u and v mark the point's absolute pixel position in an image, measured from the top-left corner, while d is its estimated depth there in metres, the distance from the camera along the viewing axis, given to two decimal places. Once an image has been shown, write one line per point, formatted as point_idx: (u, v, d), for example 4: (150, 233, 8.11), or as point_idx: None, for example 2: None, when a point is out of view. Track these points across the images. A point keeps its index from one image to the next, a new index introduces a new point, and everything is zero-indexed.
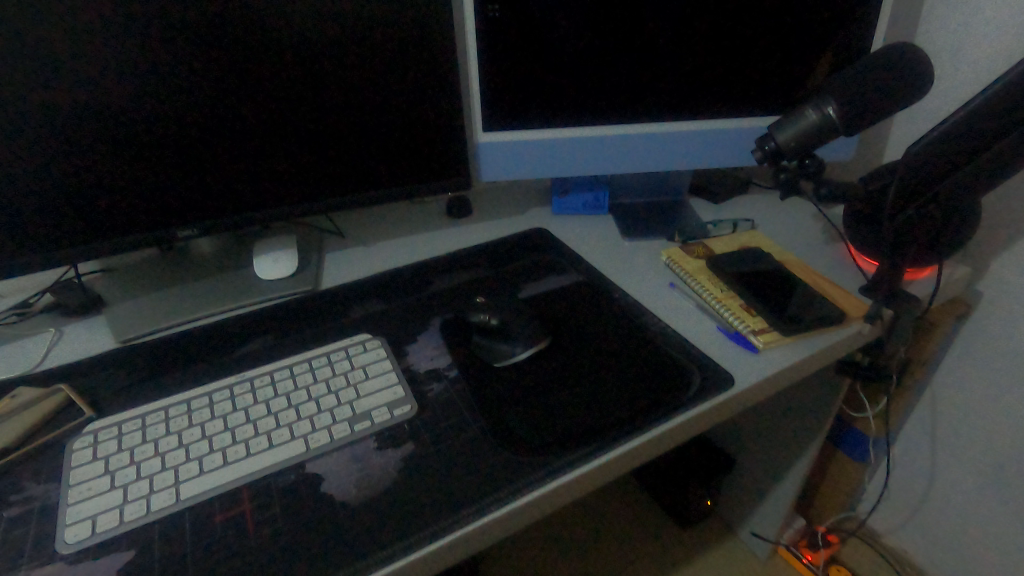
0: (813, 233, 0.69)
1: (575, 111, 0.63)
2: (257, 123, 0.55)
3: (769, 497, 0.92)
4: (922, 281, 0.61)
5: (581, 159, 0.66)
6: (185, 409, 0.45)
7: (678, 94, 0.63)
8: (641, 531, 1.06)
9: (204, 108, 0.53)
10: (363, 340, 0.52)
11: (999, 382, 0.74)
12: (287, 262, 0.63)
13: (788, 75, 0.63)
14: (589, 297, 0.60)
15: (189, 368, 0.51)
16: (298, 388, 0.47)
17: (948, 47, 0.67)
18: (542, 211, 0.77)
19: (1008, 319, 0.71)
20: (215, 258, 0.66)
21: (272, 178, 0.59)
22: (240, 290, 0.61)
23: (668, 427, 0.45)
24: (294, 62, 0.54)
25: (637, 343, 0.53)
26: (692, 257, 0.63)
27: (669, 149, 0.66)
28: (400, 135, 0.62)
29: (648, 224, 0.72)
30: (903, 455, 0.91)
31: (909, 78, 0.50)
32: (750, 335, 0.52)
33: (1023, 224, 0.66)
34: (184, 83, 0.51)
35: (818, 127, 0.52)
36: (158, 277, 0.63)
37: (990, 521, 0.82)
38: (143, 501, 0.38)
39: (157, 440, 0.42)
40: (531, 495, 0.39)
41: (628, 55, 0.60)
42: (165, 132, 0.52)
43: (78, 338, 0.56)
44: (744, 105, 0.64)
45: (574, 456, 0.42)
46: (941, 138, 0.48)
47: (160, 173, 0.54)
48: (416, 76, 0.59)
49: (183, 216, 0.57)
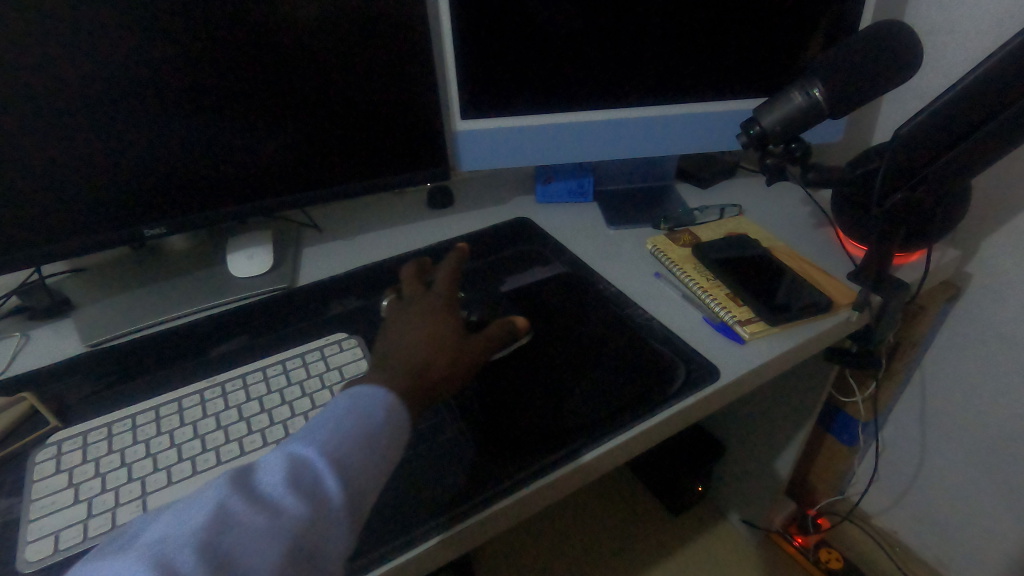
0: (802, 218, 0.68)
1: (556, 97, 0.61)
2: (227, 116, 0.54)
3: (760, 482, 0.92)
4: (911, 266, 0.60)
5: (563, 147, 0.64)
6: (153, 416, 0.43)
7: (662, 77, 0.61)
8: (633, 518, 1.06)
9: (169, 101, 0.51)
10: (339, 339, 0.50)
11: (989, 365, 0.73)
12: (263, 258, 0.61)
13: (776, 55, 0.61)
14: (573, 288, 0.58)
15: (160, 372, 0.50)
16: (271, 392, 0.45)
17: (937, 24, 0.65)
18: (525, 200, 0.75)
19: (998, 301, 0.70)
20: (188, 256, 0.64)
21: (244, 169, 0.57)
22: (214, 288, 0.59)
23: (650, 424, 0.44)
24: (261, 49, 0.52)
25: (621, 336, 0.52)
26: (678, 245, 0.61)
27: (654, 133, 0.64)
28: (374, 124, 0.60)
29: (634, 211, 0.70)
30: (893, 437, 0.91)
31: (896, 57, 0.48)
32: (737, 326, 0.51)
33: (1012, 207, 0.65)
34: (144, 74, 0.49)
35: (803, 111, 0.50)
36: (128, 277, 0.61)
37: (978, 501, 0.82)
38: (109, 515, 0.37)
39: (124, 450, 0.41)
40: (511, 498, 0.39)
41: (611, 36, 0.58)
42: (126, 126, 0.51)
43: (45, 343, 0.54)
44: (729, 87, 0.62)
45: (555, 458, 0.41)
46: (927, 121, 0.46)
47: (125, 170, 0.52)
48: (390, 63, 0.57)
49: (152, 213, 0.55)
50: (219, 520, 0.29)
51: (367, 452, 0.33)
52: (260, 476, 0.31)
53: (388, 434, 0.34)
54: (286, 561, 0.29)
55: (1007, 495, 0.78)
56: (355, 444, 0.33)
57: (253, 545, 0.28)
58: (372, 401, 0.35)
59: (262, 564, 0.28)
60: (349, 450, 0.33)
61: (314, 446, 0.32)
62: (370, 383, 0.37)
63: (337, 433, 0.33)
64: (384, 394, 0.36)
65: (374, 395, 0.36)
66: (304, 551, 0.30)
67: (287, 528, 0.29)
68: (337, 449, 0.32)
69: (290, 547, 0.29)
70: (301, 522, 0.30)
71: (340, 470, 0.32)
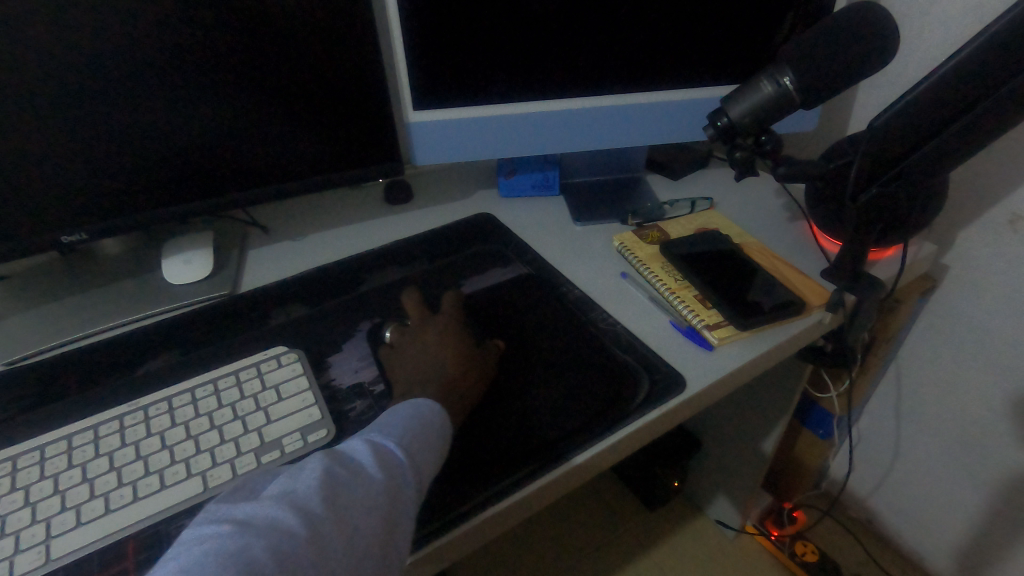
0: (774, 210, 0.65)
1: (514, 86, 0.57)
2: (149, 112, 0.49)
3: (737, 478, 0.90)
4: (886, 261, 0.57)
5: (525, 138, 0.60)
6: (64, 447, 0.39)
7: (628, 64, 0.57)
8: (607, 514, 1.04)
9: (79, 96, 0.46)
10: (278, 353, 0.46)
11: (964, 358, 0.72)
12: (202, 263, 0.57)
13: (746, 41, 0.57)
14: (534, 291, 0.55)
15: (81, 396, 0.45)
16: (199, 416, 0.41)
17: (915, 5, 0.62)
18: (488, 194, 0.71)
19: (974, 294, 0.68)
20: (120, 263, 0.59)
21: (175, 168, 0.53)
22: (147, 297, 0.54)
23: (612, 441, 0.41)
24: (182, 34, 0.47)
25: (584, 343, 0.49)
26: (646, 243, 0.58)
27: (622, 124, 0.61)
28: (319, 117, 0.56)
29: (601, 206, 0.67)
30: (868, 429, 0.90)
31: (871, 42, 0.45)
32: (704, 331, 0.48)
33: (988, 198, 0.63)
34: (49, 67, 0.44)
35: (773, 101, 0.47)
36: (52, 287, 0.56)
37: (951, 492, 0.82)
38: (7, 563, 0.33)
39: (29, 487, 0.37)
40: (457, 532, 0.36)
41: (572, 21, 0.54)
42: (30, 125, 0.45)
43: None
44: (698, 74, 0.59)
45: (510, 482, 0.38)
46: (904, 112, 0.43)
47: (34, 174, 0.47)
48: (332, 50, 0.53)
49: (71, 219, 0.51)
50: (330, 483, 0.31)
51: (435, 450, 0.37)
52: (352, 455, 0.34)
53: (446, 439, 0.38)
54: (388, 522, 0.31)
55: (982, 486, 0.77)
56: (426, 442, 0.36)
57: (367, 499, 0.31)
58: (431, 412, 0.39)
59: (372, 519, 0.31)
60: (420, 445, 0.36)
61: (391, 437, 0.35)
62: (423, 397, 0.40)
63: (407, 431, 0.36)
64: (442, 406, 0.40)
65: (435, 406, 0.39)
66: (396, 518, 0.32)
67: (389, 491, 0.32)
68: (413, 444, 0.36)
69: (392, 509, 0.32)
70: (397, 492, 0.33)
71: (419, 460, 0.35)
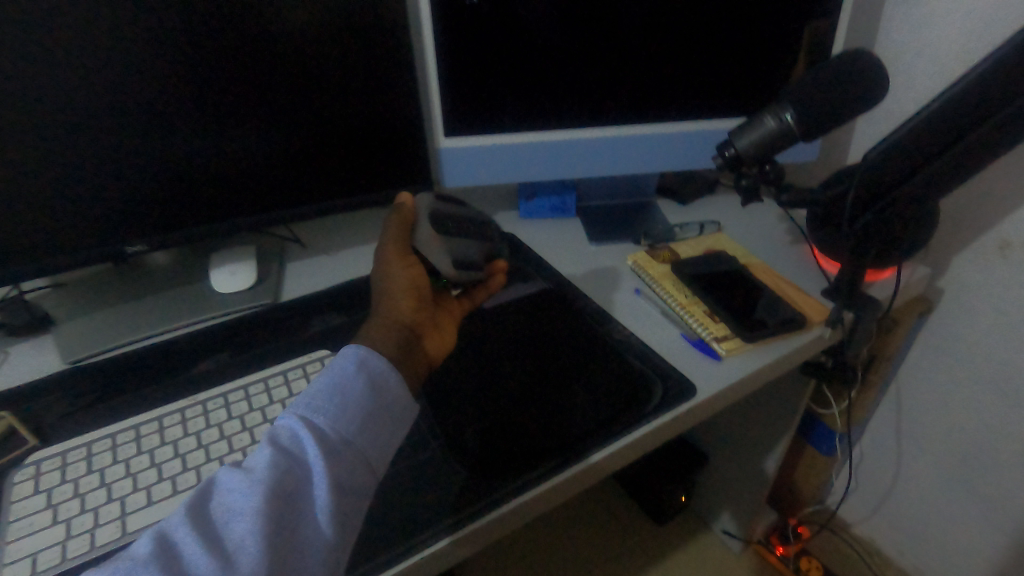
0: (778, 234, 0.69)
1: (537, 116, 0.63)
2: (207, 134, 0.55)
3: (743, 492, 0.93)
4: (882, 283, 0.62)
5: (540, 164, 0.65)
6: (133, 435, 0.44)
7: (641, 98, 0.62)
8: (616, 528, 1.06)
9: (149, 118, 0.52)
10: (322, 357, 0.50)
11: (961, 377, 0.76)
12: (245, 274, 0.62)
13: (751, 79, 0.62)
14: (554, 305, 0.59)
15: (141, 391, 0.50)
16: (252, 411, 0.46)
17: (906, 47, 0.67)
18: (509, 215, 0.76)
19: (969, 315, 0.72)
20: (170, 272, 0.64)
21: (227, 187, 0.58)
22: (197, 305, 0.59)
23: (628, 440, 0.45)
24: (241, 66, 0.53)
25: (600, 351, 0.53)
26: (658, 262, 0.62)
27: (634, 152, 0.65)
28: (359, 142, 0.61)
29: (615, 227, 0.71)
30: (871, 447, 0.92)
31: (863, 81, 0.49)
32: (713, 343, 0.52)
33: (979, 225, 0.67)
34: (127, 94, 0.50)
35: (775, 135, 0.52)
36: (108, 293, 0.61)
37: (952, 509, 0.84)
38: (88, 535, 0.37)
39: (103, 470, 0.41)
40: (489, 517, 0.40)
41: (589, 60, 0.60)
42: (105, 142, 0.51)
43: (24, 360, 0.54)
44: (707, 109, 0.64)
45: (535, 474, 0.42)
46: (892, 146, 0.48)
47: (106, 188, 0.53)
48: (373, 83, 0.59)
49: (135, 230, 0.56)
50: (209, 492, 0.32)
51: (353, 408, 0.36)
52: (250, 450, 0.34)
53: (371, 393, 0.37)
54: (270, 505, 0.31)
55: (981, 503, 0.80)
56: (330, 404, 0.36)
57: (243, 494, 0.31)
58: (355, 364, 0.38)
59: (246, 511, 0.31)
60: (320, 410, 0.35)
61: (294, 411, 0.36)
62: (352, 346, 0.40)
63: (321, 391, 0.36)
64: (377, 357, 0.39)
65: (344, 364, 0.38)
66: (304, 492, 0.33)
67: (272, 473, 0.32)
68: (323, 406, 0.35)
69: (278, 492, 0.32)
70: (287, 473, 0.33)
71: (328, 423, 0.35)
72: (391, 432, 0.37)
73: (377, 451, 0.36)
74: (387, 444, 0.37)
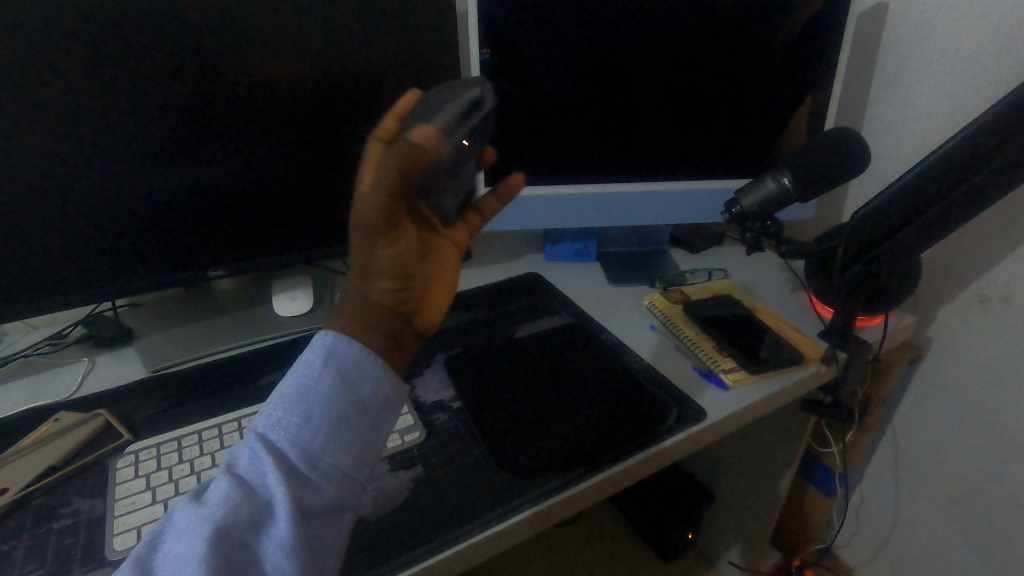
0: (780, 282, 0.77)
1: (566, 172, 0.72)
2: (284, 176, 0.64)
3: (747, 529, 0.97)
4: (873, 328, 0.68)
5: (566, 213, 0.74)
6: (217, 432, 0.50)
7: (656, 157, 0.71)
8: (624, 562, 1.09)
9: (238, 162, 0.61)
10: None
11: (951, 421, 0.81)
12: (304, 300, 0.69)
13: (754, 146, 0.72)
14: (579, 336, 0.66)
15: (216, 396, 0.56)
16: None
17: (891, 123, 0.77)
18: (535, 258, 0.84)
19: (955, 362, 0.78)
20: (235, 296, 0.71)
21: (293, 222, 0.67)
22: (260, 325, 0.66)
23: (645, 454, 0.51)
24: (319, 122, 0.63)
25: (621, 378, 0.60)
26: (671, 303, 0.70)
27: (650, 205, 0.74)
28: None
29: (632, 271, 0.79)
30: (870, 490, 0.97)
31: (846, 156, 0.58)
32: (722, 374, 0.59)
33: (960, 281, 0.74)
34: (224, 141, 0.59)
35: (776, 194, 0.59)
36: (182, 312, 0.68)
37: (948, 552, 0.88)
38: None
39: (193, 460, 0.48)
40: (525, 513, 0.46)
41: (613, 124, 0.69)
42: (200, 181, 0.60)
43: (110, 368, 0.61)
44: (715, 170, 0.73)
45: (565, 479, 0.48)
46: (877, 207, 0.56)
47: (195, 220, 0.61)
48: None
49: (214, 257, 0.64)
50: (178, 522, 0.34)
51: (317, 420, 0.36)
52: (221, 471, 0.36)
53: (334, 401, 0.37)
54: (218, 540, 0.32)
55: (975, 544, 0.83)
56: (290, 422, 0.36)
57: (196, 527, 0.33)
58: (320, 359, 0.38)
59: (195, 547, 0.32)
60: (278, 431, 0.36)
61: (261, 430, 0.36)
62: (324, 332, 0.40)
63: (284, 396, 0.37)
64: (344, 345, 0.38)
65: (308, 369, 0.38)
66: (267, 506, 0.34)
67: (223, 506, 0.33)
68: (284, 419, 0.36)
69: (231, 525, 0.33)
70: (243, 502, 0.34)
71: (290, 435, 0.36)
72: (365, 430, 0.38)
73: (350, 452, 0.37)
74: (360, 446, 0.37)
